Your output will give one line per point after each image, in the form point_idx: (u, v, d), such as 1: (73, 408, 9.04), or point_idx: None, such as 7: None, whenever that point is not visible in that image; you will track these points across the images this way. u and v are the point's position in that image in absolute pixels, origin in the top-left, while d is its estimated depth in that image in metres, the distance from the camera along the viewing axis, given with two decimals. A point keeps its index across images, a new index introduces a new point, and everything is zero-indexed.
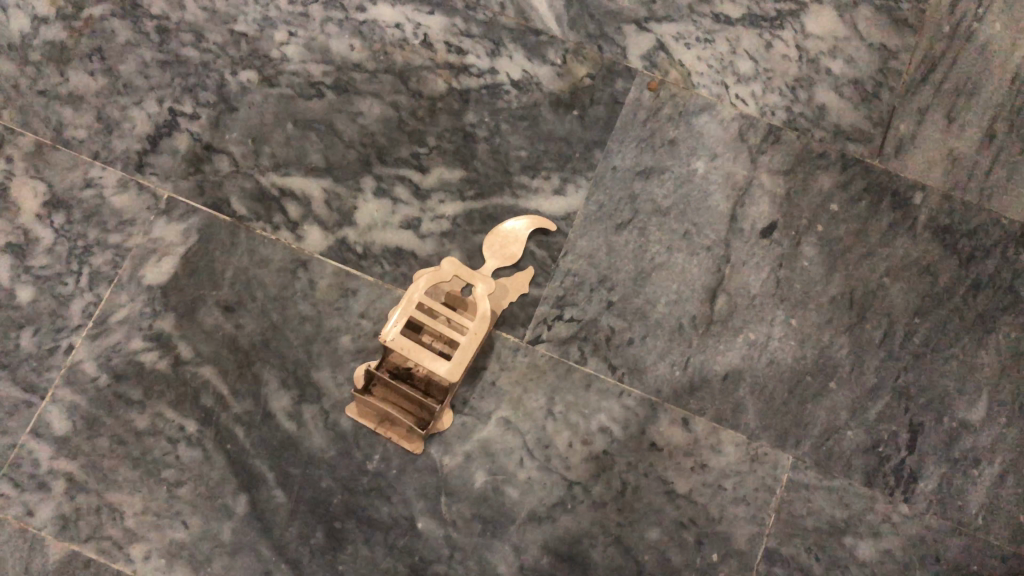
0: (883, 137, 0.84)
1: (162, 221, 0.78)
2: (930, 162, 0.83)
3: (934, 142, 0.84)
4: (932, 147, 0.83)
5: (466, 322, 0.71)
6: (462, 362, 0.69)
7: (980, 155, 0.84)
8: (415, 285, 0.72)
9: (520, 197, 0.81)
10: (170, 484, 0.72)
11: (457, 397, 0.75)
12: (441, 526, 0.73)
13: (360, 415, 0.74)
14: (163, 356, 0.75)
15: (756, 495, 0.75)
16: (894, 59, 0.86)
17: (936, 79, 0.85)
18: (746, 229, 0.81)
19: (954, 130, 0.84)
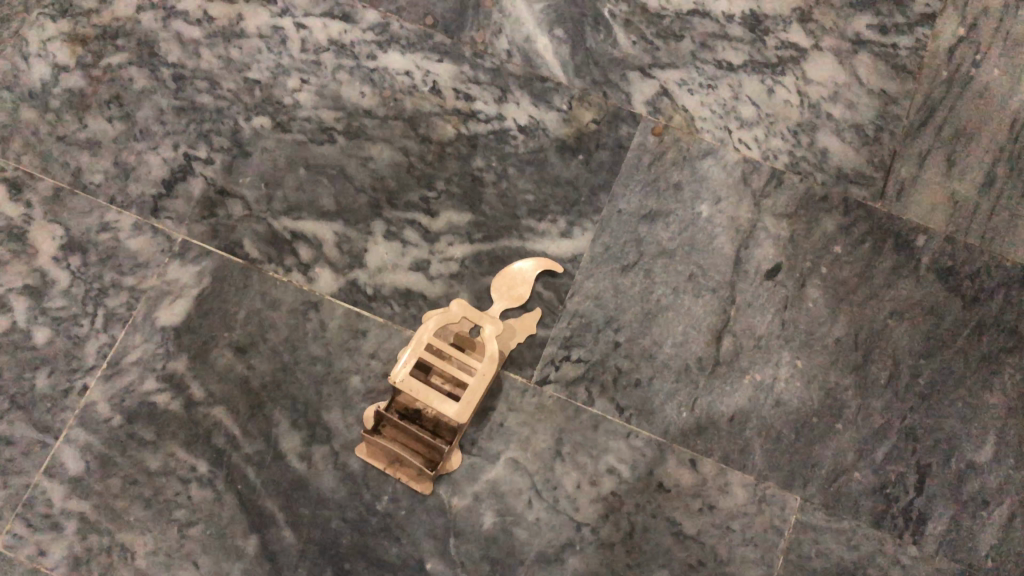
0: (885, 180, 0.85)
1: (176, 264, 0.80)
2: (932, 205, 0.84)
3: (935, 185, 0.85)
4: (933, 190, 0.85)
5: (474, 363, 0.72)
6: (471, 402, 0.70)
7: (981, 197, 0.85)
8: (424, 327, 0.73)
9: (528, 240, 0.82)
10: (181, 524, 0.73)
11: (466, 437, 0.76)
12: (450, 567, 0.73)
13: (369, 456, 0.75)
14: (175, 397, 0.76)
15: (764, 536, 0.75)
16: (894, 105, 0.87)
17: (935, 123, 0.87)
18: (751, 271, 0.82)
19: (954, 173, 0.85)
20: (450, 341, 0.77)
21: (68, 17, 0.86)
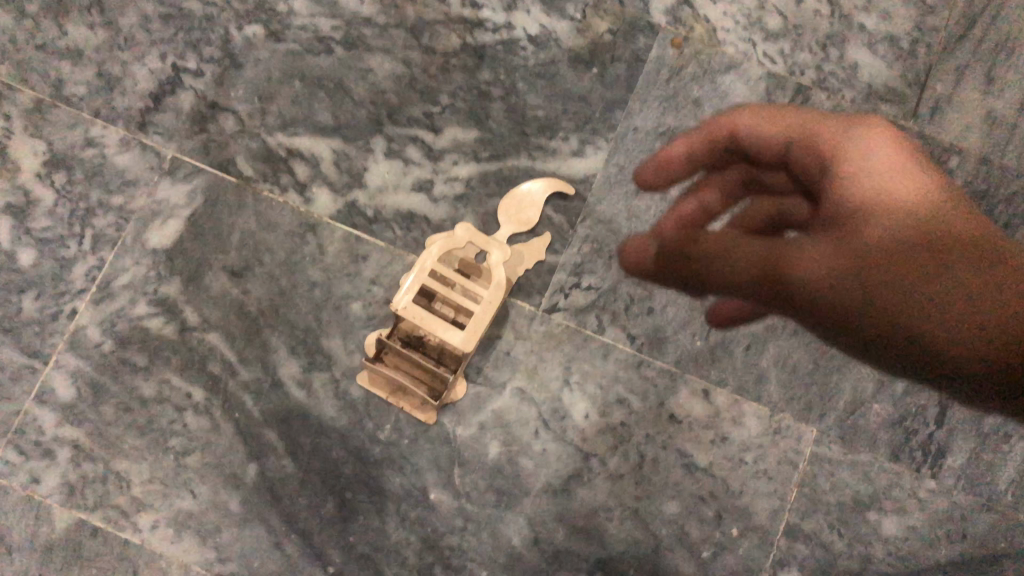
0: (918, 98, 0.80)
1: (167, 183, 0.76)
2: (966, 124, 0.80)
3: (971, 103, 0.80)
4: (968, 109, 0.80)
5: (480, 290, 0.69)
6: (476, 332, 0.67)
7: (1019, 117, 0.80)
8: (426, 251, 0.69)
9: (537, 159, 0.78)
10: (177, 453, 0.70)
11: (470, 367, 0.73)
12: (455, 497, 0.71)
13: (371, 384, 0.72)
14: (169, 322, 0.73)
15: (777, 468, 0.73)
16: (932, 15, 0.81)
17: (974, 37, 0.81)
18: None
19: (993, 91, 0.80)
20: (455, 266, 0.74)
21: None
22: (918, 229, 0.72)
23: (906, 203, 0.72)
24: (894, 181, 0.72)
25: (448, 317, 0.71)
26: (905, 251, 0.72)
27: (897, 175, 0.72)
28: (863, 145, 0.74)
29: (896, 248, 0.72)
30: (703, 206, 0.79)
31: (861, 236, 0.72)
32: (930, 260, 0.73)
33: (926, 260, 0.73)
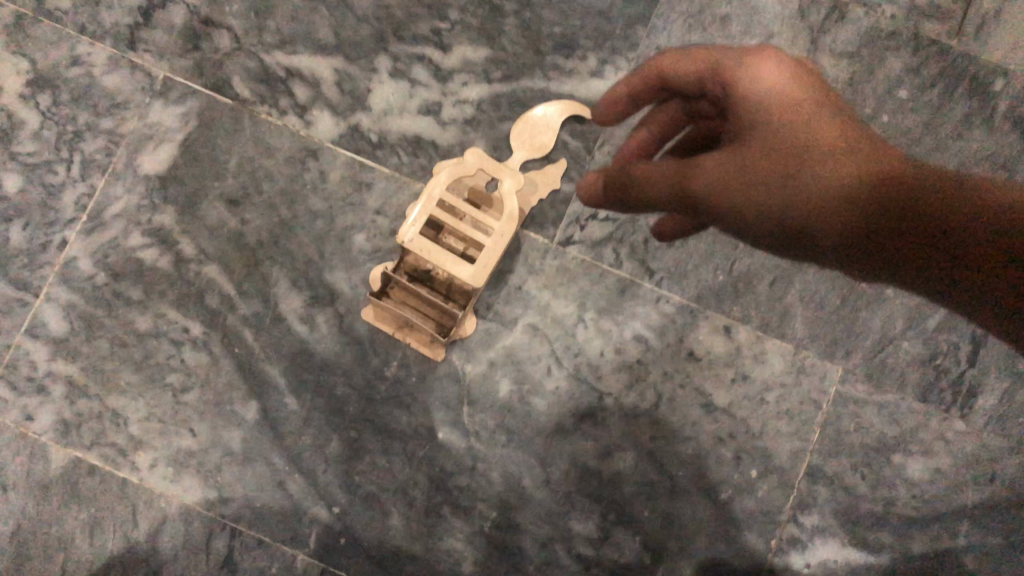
0: (962, 15, 0.76)
1: (159, 105, 0.72)
2: (1013, 43, 0.75)
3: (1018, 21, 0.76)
4: (1015, 28, 0.76)
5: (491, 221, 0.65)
6: (486, 266, 0.63)
7: None
8: (434, 178, 0.65)
9: (552, 80, 0.73)
10: (175, 390, 0.68)
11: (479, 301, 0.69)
12: (464, 437, 0.68)
13: (378, 319, 0.69)
14: (164, 253, 0.70)
15: (800, 408, 0.70)
16: None
17: None
18: None
19: None
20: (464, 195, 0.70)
21: None
22: (779, 147, 0.54)
23: (807, 127, 0.54)
24: (780, 104, 0.55)
25: (457, 250, 0.68)
26: (836, 179, 0.53)
27: (806, 98, 0.56)
28: (758, 57, 0.57)
29: (819, 180, 0.53)
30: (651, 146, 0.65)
31: (795, 172, 0.53)
32: (880, 186, 0.52)
33: (869, 192, 0.52)
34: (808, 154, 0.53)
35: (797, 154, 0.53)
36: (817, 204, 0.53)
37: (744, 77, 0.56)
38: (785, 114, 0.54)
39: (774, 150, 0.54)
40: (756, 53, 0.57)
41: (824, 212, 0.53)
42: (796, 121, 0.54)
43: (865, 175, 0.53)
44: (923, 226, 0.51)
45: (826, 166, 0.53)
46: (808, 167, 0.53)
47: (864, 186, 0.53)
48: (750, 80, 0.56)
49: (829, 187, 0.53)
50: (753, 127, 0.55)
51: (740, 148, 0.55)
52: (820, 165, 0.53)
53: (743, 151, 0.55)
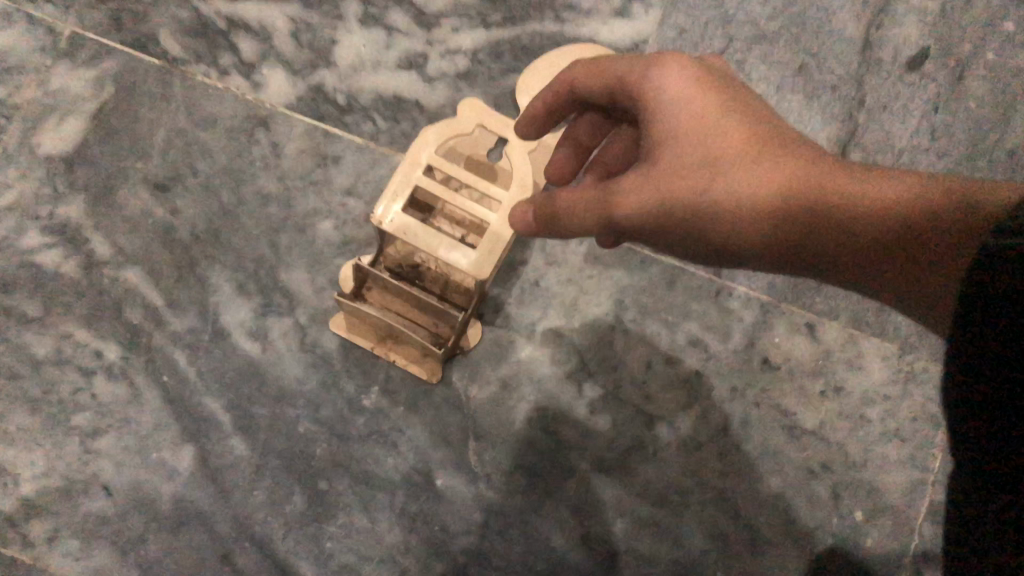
0: None
1: (64, 68, 0.56)
2: None
3: None
4: None
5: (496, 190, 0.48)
6: (496, 249, 0.46)
7: None
8: (417, 141, 0.48)
9: (567, 20, 0.57)
10: (84, 434, 0.51)
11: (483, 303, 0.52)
12: (470, 484, 0.51)
13: (352, 330, 0.52)
14: (70, 255, 0.53)
15: (913, 429, 0.53)
16: None
17: None
18: (887, 59, 0.57)
19: None
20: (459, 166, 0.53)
21: None
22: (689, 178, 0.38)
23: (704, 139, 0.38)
24: (678, 115, 0.39)
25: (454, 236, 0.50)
26: (742, 196, 0.37)
27: (716, 104, 0.39)
28: (653, 67, 0.40)
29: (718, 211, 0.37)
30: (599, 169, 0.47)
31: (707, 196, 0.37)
32: (799, 206, 0.36)
33: (785, 212, 0.36)
34: (713, 175, 0.37)
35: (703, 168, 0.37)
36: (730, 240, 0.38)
37: (644, 86, 0.40)
38: (687, 125, 0.38)
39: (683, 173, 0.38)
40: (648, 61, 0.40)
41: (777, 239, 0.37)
42: (689, 137, 0.38)
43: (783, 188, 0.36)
44: (888, 257, 0.36)
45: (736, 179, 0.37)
46: (710, 191, 0.37)
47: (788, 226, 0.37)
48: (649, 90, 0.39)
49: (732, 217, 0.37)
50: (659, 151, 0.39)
51: (651, 174, 0.38)
52: (715, 180, 0.37)
53: (649, 179, 0.38)
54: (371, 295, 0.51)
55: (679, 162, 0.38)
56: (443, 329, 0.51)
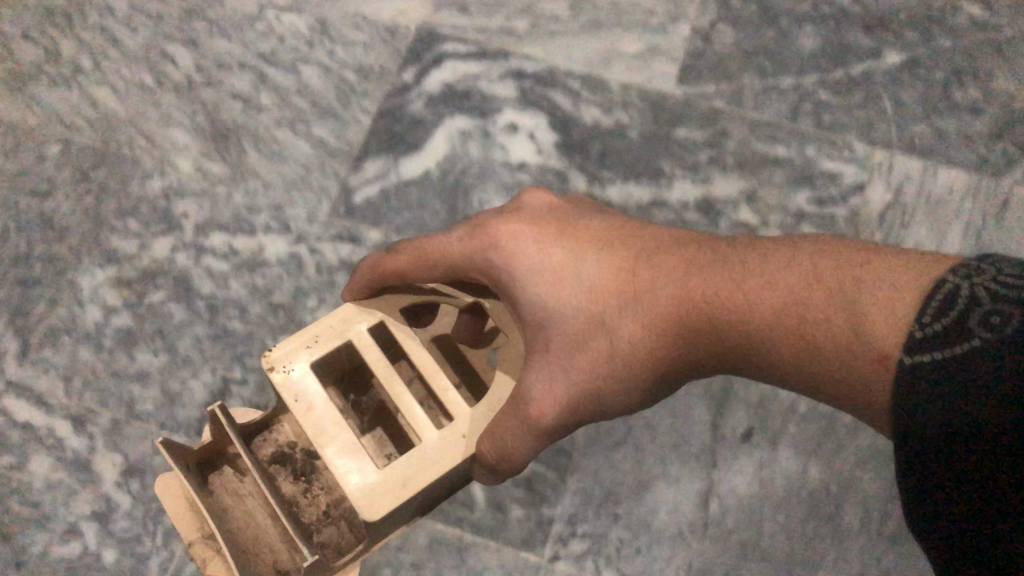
0: None
1: None
2: None
3: None
4: None
5: (443, 386, 0.63)
6: (406, 494, 0.58)
7: None
8: (372, 265, 0.67)
9: None
10: None
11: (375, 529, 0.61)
12: None
13: (180, 516, 0.70)
14: None
15: None
16: None
17: None
18: (729, 435, 0.87)
19: None
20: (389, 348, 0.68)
21: (114, 264, 0.92)
22: (590, 342, 0.62)
23: (581, 308, 0.63)
24: (542, 282, 0.64)
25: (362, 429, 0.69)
26: (624, 335, 0.62)
27: (569, 264, 0.64)
28: (503, 258, 0.65)
29: (581, 378, 0.62)
30: (535, 321, 0.63)
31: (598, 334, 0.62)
32: (682, 325, 0.60)
33: (668, 333, 0.61)
34: (598, 321, 0.62)
35: (592, 327, 0.62)
36: (631, 377, 0.63)
37: (509, 266, 0.65)
38: (555, 288, 0.63)
39: (573, 328, 0.63)
40: (505, 256, 0.65)
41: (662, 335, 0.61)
42: (559, 299, 0.63)
43: (666, 319, 0.60)
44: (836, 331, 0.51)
45: (625, 320, 0.62)
46: (598, 330, 0.62)
47: (670, 347, 0.61)
48: (501, 265, 0.65)
49: (629, 341, 0.62)
50: (546, 320, 0.63)
51: (543, 342, 0.63)
52: (616, 325, 0.62)
53: (546, 346, 0.63)
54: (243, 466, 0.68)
55: (559, 322, 0.63)
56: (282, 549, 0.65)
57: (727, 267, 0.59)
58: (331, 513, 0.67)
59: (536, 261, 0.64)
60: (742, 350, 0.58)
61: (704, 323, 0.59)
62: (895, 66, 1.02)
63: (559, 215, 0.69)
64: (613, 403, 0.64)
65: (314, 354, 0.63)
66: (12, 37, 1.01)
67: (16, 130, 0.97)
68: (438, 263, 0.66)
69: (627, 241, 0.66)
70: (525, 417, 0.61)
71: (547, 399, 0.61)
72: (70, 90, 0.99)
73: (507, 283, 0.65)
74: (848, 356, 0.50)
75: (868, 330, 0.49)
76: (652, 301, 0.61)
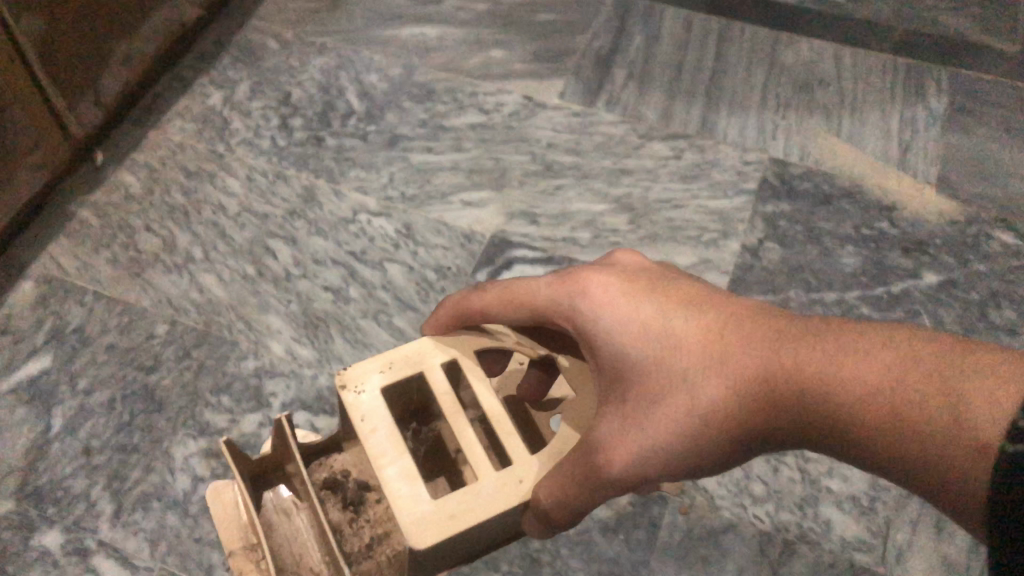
0: (884, 546, 0.94)
1: None
2: (928, 569, 0.92)
3: (929, 550, 0.93)
4: (928, 555, 0.93)
5: (508, 429, 0.69)
6: (455, 528, 0.63)
7: (972, 559, 0.93)
8: (458, 303, 0.74)
9: None
10: None
11: (421, 559, 0.66)
12: None
13: (233, 536, 0.80)
14: None
15: None
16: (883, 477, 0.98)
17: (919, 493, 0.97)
18: None
19: (945, 537, 0.94)
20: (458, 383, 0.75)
21: (206, 435, 0.98)
22: (666, 397, 0.64)
23: (663, 364, 0.65)
24: (630, 332, 0.67)
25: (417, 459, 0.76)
26: (703, 394, 0.63)
27: (660, 319, 0.67)
28: (593, 306, 0.69)
29: (657, 434, 0.64)
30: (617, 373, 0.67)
31: (677, 390, 0.64)
32: (764, 392, 0.62)
33: (748, 397, 0.62)
34: (679, 378, 0.64)
35: (671, 385, 0.65)
36: (700, 439, 0.64)
37: (599, 314, 0.68)
38: (642, 341, 0.66)
39: (651, 381, 0.65)
40: (596, 306, 0.69)
41: (741, 398, 0.63)
42: (646, 352, 0.66)
43: (751, 385, 0.62)
44: (914, 407, 0.54)
45: (706, 378, 0.64)
46: (676, 385, 0.64)
47: (747, 411, 0.63)
48: (588, 313, 0.69)
49: (705, 400, 0.63)
50: (628, 371, 0.66)
51: (624, 392, 0.66)
52: (697, 384, 0.64)
53: (626, 396, 0.66)
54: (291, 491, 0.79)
55: (641, 374, 0.66)
56: (321, 572, 0.75)
57: (820, 340, 0.61)
58: (374, 547, 0.75)
59: (625, 315, 0.68)
60: (816, 424, 0.60)
61: (787, 389, 0.61)
62: (933, 285, 1.12)
63: (653, 270, 0.72)
64: (681, 467, 0.66)
65: (385, 378, 0.69)
66: (137, 229, 1.14)
67: (129, 311, 1.07)
68: (523, 305, 0.71)
69: (721, 303, 0.68)
70: (593, 470, 0.63)
71: (615, 453, 0.64)
72: (180, 276, 1.10)
73: (595, 333, 0.68)
74: (937, 457, 0.52)
75: (968, 418, 0.51)
76: (738, 365, 0.63)
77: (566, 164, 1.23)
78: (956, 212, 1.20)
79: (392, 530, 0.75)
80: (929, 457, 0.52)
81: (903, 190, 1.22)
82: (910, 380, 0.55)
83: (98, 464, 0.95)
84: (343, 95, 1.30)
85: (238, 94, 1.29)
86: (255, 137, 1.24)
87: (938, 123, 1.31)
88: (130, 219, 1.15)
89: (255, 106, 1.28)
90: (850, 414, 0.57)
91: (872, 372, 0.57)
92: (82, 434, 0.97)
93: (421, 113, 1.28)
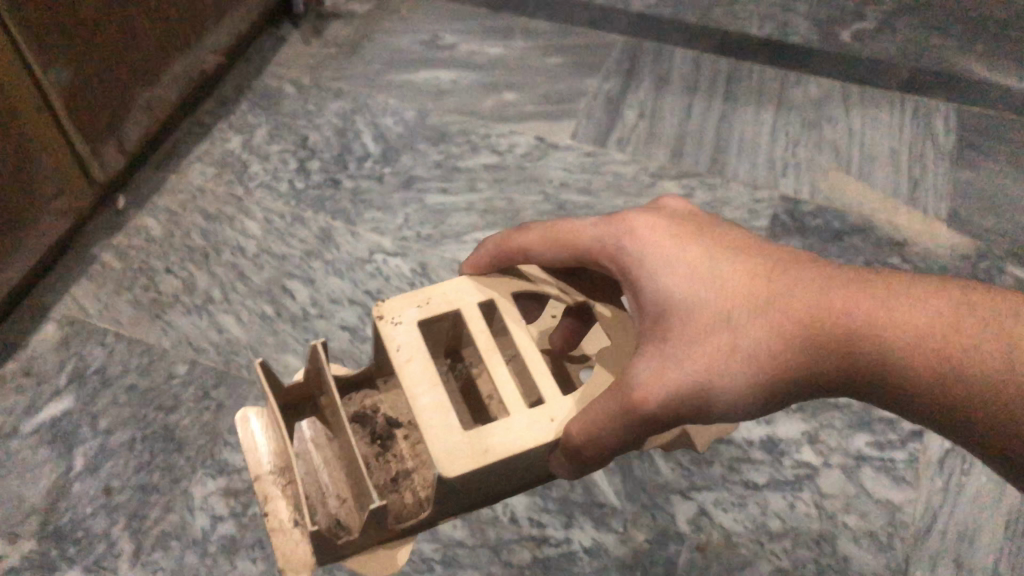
0: None
1: None
2: None
3: None
4: None
5: (540, 369, 0.76)
6: (483, 461, 0.69)
7: None
8: (497, 242, 0.80)
9: None
10: None
11: (451, 488, 0.72)
12: None
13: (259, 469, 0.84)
14: None
15: None
16: (901, 512, 0.98)
17: (938, 528, 0.97)
18: None
19: None
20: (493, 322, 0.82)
21: (224, 474, 0.99)
22: (709, 333, 0.68)
23: (712, 302, 0.69)
24: (677, 270, 0.71)
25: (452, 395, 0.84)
26: (749, 331, 0.67)
27: (706, 261, 0.71)
28: (641, 247, 0.73)
29: (697, 370, 0.67)
30: (661, 310, 0.71)
31: (722, 327, 0.68)
32: (810, 330, 0.66)
33: (792, 336, 0.66)
34: (725, 315, 0.68)
35: (719, 321, 0.68)
36: (735, 377, 0.67)
37: (647, 254, 0.73)
38: (689, 278, 0.70)
39: (695, 317, 0.69)
40: (644, 248, 0.73)
41: (786, 337, 0.66)
42: (694, 289, 0.70)
43: (798, 325, 0.66)
44: (963, 348, 0.61)
45: (752, 317, 0.67)
46: (721, 322, 0.68)
47: (791, 350, 0.66)
48: (634, 253, 0.74)
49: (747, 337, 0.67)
50: (672, 306, 0.70)
51: (668, 328, 0.70)
52: (743, 322, 0.67)
53: (670, 332, 0.69)
54: (318, 425, 0.83)
55: (685, 312, 0.69)
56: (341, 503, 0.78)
57: (874, 290, 0.65)
58: (399, 480, 0.79)
59: (671, 255, 0.72)
60: (855, 360, 0.64)
61: (833, 328, 0.65)
62: None
63: (695, 218, 0.77)
64: (715, 408, 0.69)
65: (422, 313, 0.77)
66: (158, 271, 1.16)
67: (150, 352, 1.08)
68: (567, 244, 0.77)
69: (763, 251, 0.73)
70: (630, 403, 0.67)
71: (655, 385, 0.67)
72: (200, 316, 1.12)
73: (639, 272, 0.73)
74: (987, 393, 0.59)
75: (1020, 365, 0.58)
76: (787, 303, 0.67)
77: (579, 204, 1.24)
78: (967, 247, 1.20)
79: (418, 465, 0.79)
80: (976, 392, 0.59)
81: (914, 226, 1.22)
82: (960, 325, 0.62)
83: (119, 503, 0.96)
84: (359, 138, 1.32)
85: (256, 138, 1.32)
86: (273, 180, 1.26)
87: (947, 159, 1.32)
88: (151, 261, 1.17)
89: (273, 149, 1.30)
90: (904, 356, 0.63)
91: (925, 317, 0.63)
92: (103, 473, 0.98)
93: (436, 155, 1.30)
